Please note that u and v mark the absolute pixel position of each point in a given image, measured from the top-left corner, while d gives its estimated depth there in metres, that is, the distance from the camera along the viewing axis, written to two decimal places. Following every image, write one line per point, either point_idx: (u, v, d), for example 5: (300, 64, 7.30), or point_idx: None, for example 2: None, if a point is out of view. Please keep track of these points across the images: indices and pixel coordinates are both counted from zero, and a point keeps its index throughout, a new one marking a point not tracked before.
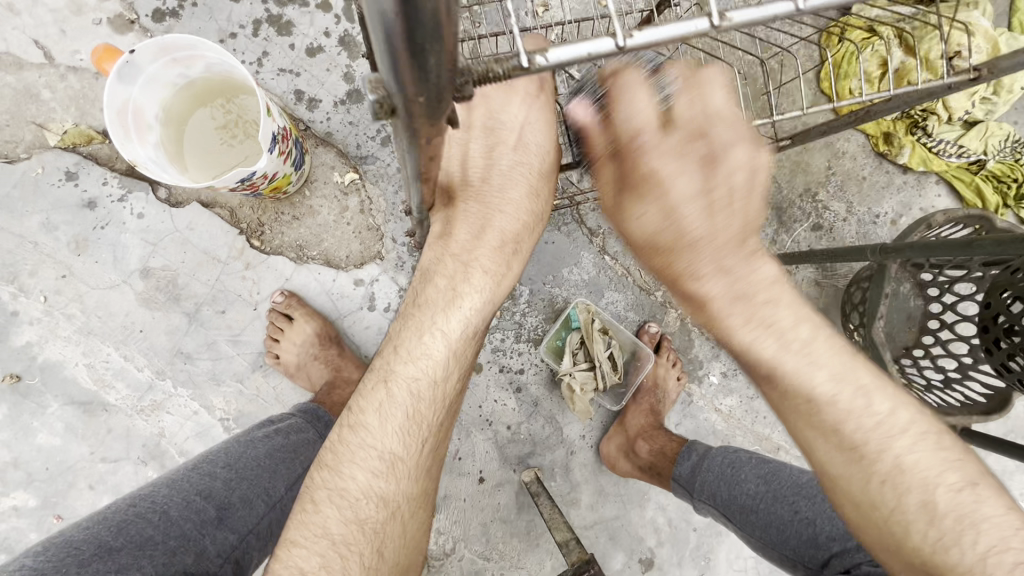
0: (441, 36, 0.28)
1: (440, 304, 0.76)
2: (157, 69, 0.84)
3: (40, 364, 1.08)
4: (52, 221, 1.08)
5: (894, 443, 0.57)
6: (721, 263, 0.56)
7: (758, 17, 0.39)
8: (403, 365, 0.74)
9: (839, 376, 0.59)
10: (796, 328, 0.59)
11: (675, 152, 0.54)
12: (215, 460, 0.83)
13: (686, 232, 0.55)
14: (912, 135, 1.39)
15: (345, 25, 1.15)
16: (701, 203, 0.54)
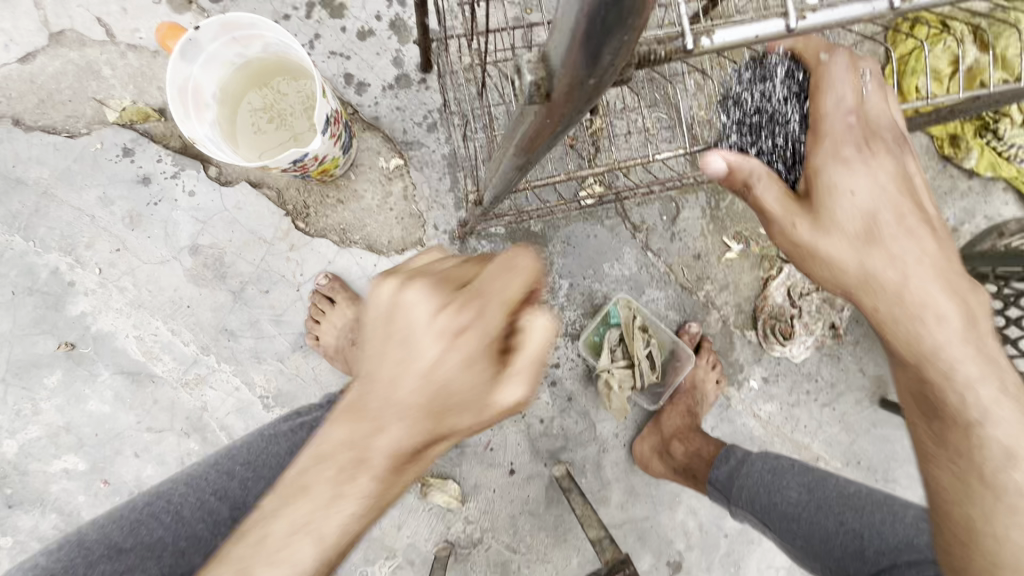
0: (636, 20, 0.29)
1: (320, 499, 0.52)
2: (217, 47, 0.85)
3: (93, 333, 1.12)
4: (109, 196, 1.11)
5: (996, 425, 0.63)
6: (904, 229, 0.63)
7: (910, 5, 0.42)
8: (300, 513, 0.52)
9: (981, 359, 0.63)
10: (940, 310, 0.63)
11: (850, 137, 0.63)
12: (235, 457, 0.83)
13: (845, 220, 0.63)
14: (980, 138, 1.31)
15: (396, 9, 1.15)
16: (879, 196, 0.63)
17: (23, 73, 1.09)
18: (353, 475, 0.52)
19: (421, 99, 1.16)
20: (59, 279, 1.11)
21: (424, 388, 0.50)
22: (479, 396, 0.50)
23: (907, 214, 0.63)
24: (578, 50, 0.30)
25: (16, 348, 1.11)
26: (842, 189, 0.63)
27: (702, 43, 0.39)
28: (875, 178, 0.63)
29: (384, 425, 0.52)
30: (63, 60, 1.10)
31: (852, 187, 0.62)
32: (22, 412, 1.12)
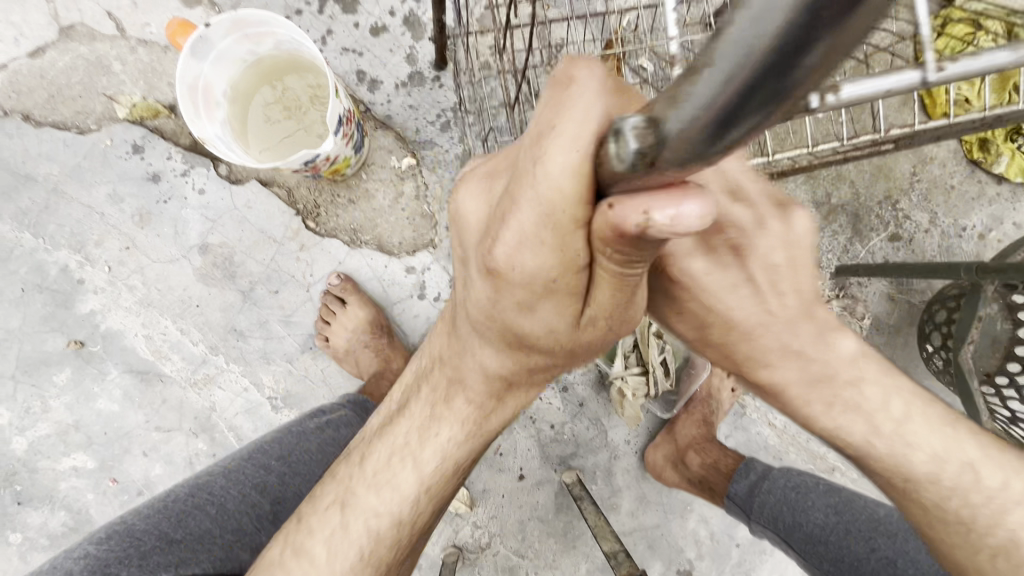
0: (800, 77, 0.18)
1: (437, 411, 0.66)
2: (227, 45, 0.83)
3: (103, 331, 1.11)
4: (118, 193, 1.10)
5: (1007, 516, 0.60)
6: (819, 337, 0.58)
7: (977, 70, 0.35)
8: (411, 452, 0.66)
9: (940, 455, 0.61)
10: (886, 409, 0.60)
11: (700, 252, 0.53)
12: (270, 451, 0.83)
13: (738, 324, 0.57)
14: (1011, 142, 1.28)
15: (411, 5, 1.12)
16: (760, 301, 0.55)
17: (33, 68, 1.08)
18: (449, 401, 0.65)
19: (435, 97, 1.13)
20: (69, 277, 1.10)
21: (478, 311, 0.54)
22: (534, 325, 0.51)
23: (774, 325, 0.57)
24: (718, 114, 0.20)
25: (26, 345, 1.11)
26: (692, 310, 0.57)
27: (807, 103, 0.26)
28: (750, 296, 0.55)
29: (480, 360, 0.60)
30: (73, 55, 1.08)
31: (711, 309, 0.56)
32: (32, 409, 1.11)
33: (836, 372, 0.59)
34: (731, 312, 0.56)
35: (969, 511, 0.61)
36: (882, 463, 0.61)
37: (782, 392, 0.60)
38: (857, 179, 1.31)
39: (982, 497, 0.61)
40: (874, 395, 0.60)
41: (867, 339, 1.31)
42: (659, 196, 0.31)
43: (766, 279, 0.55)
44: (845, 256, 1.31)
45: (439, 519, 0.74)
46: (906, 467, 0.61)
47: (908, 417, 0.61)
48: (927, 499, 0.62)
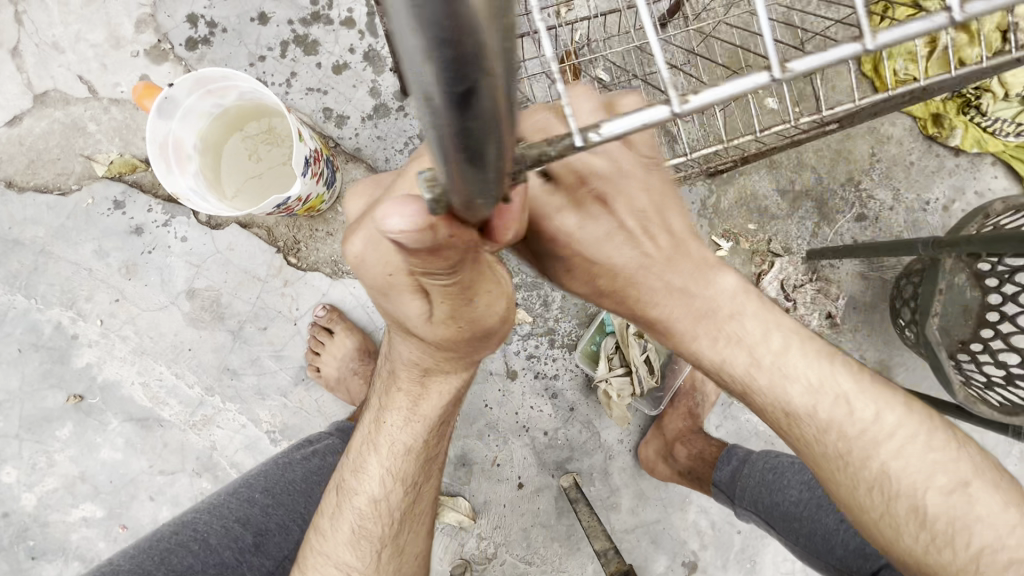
0: (506, 127, 0.20)
1: (389, 408, 0.74)
2: (193, 101, 0.87)
3: (100, 383, 1.14)
4: (104, 248, 1.14)
5: (882, 448, 0.63)
6: (692, 271, 0.68)
7: (728, 96, 0.33)
8: (376, 454, 0.76)
9: (815, 387, 0.65)
10: (767, 340, 0.67)
11: (571, 209, 0.64)
12: (254, 485, 0.84)
13: (616, 267, 0.67)
14: (965, 115, 1.30)
15: (369, 40, 1.16)
16: (617, 242, 0.66)
17: (12, 136, 1.12)
18: (389, 391, 0.74)
19: (401, 127, 1.17)
20: (63, 333, 1.14)
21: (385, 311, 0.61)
22: (415, 318, 0.56)
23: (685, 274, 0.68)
24: (458, 169, 0.22)
25: (27, 404, 1.14)
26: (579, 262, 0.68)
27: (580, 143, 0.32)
28: (629, 249, 0.67)
29: (401, 351, 0.67)
30: (49, 120, 1.12)
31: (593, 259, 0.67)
32: (37, 465, 1.14)
33: (706, 297, 0.68)
34: (613, 259, 0.67)
35: (848, 440, 0.64)
36: (764, 394, 0.67)
37: (669, 323, 0.70)
38: (819, 164, 1.34)
39: (857, 429, 0.64)
40: (754, 329, 0.68)
41: (845, 318, 1.34)
42: (394, 211, 0.39)
43: (634, 225, 0.66)
44: (815, 239, 1.34)
45: (404, 524, 0.78)
46: (781, 400, 0.66)
47: (788, 347, 0.67)
48: (808, 434, 0.66)
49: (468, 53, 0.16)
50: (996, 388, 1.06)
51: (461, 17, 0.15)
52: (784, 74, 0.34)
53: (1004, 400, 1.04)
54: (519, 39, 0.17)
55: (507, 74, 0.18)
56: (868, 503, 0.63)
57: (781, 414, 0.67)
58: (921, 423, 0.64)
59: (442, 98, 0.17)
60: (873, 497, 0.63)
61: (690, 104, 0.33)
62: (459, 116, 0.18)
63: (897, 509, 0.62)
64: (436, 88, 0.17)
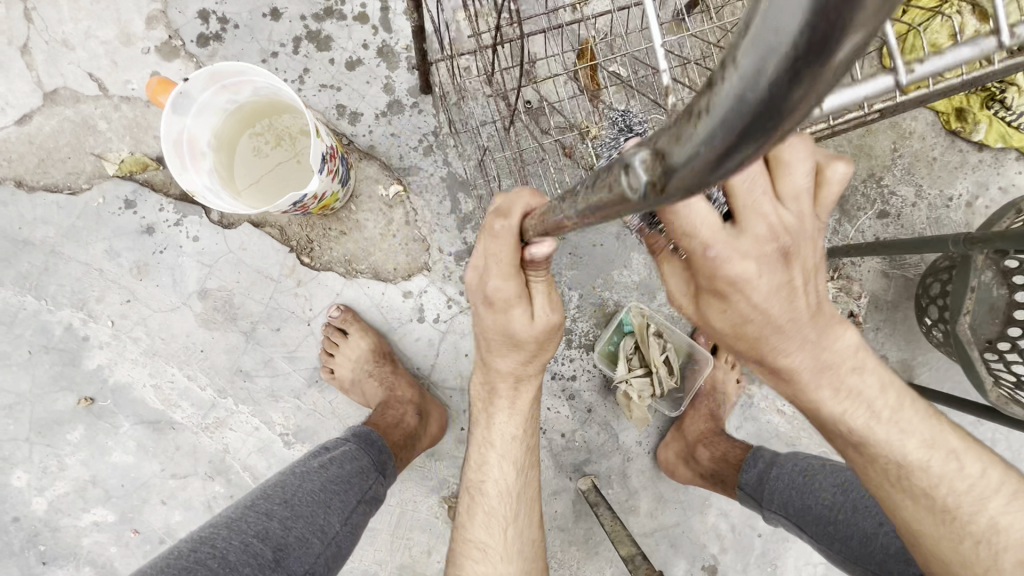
0: (778, 128, 0.21)
1: (501, 414, 0.78)
2: (208, 97, 0.85)
3: (111, 386, 1.13)
4: (114, 248, 1.12)
5: (988, 504, 0.61)
6: (824, 329, 0.57)
7: (849, 101, 0.39)
8: (496, 453, 0.80)
9: (929, 443, 0.62)
10: (883, 397, 0.61)
11: (752, 259, 0.50)
12: (271, 498, 0.81)
13: (774, 319, 0.54)
14: (988, 109, 1.27)
15: (383, 36, 1.14)
16: (782, 292, 0.53)
17: (22, 134, 1.10)
18: (490, 400, 0.78)
19: (415, 124, 1.16)
20: (73, 334, 1.12)
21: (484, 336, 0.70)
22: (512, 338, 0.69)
23: (816, 320, 0.56)
24: (705, 162, 0.22)
25: (37, 407, 1.12)
26: (741, 305, 0.53)
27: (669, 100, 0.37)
28: (789, 307, 0.54)
29: (498, 366, 0.73)
30: (59, 118, 1.11)
31: (755, 306, 0.53)
32: (48, 469, 1.13)
33: (837, 362, 0.58)
34: (771, 311, 0.53)
35: (956, 498, 0.61)
36: (875, 446, 0.62)
37: (793, 375, 0.59)
38: None
39: (966, 485, 0.62)
40: (871, 384, 0.60)
41: (867, 317, 1.32)
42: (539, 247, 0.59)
43: (803, 277, 0.53)
44: (835, 237, 1.32)
45: (529, 509, 0.83)
46: (895, 453, 0.61)
47: (903, 407, 0.62)
48: (914, 486, 0.62)
49: (829, 16, 0.16)
50: None
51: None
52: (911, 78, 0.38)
53: None
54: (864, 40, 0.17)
55: (830, 80, 0.19)
56: (971, 556, 0.60)
57: (892, 467, 0.62)
58: (1015, 482, 0.63)
59: (772, 76, 0.18)
60: (978, 551, 0.60)
61: (834, 101, 0.40)
62: (777, 93, 0.18)
63: (1003, 563, 0.59)
64: (770, 70, 0.18)
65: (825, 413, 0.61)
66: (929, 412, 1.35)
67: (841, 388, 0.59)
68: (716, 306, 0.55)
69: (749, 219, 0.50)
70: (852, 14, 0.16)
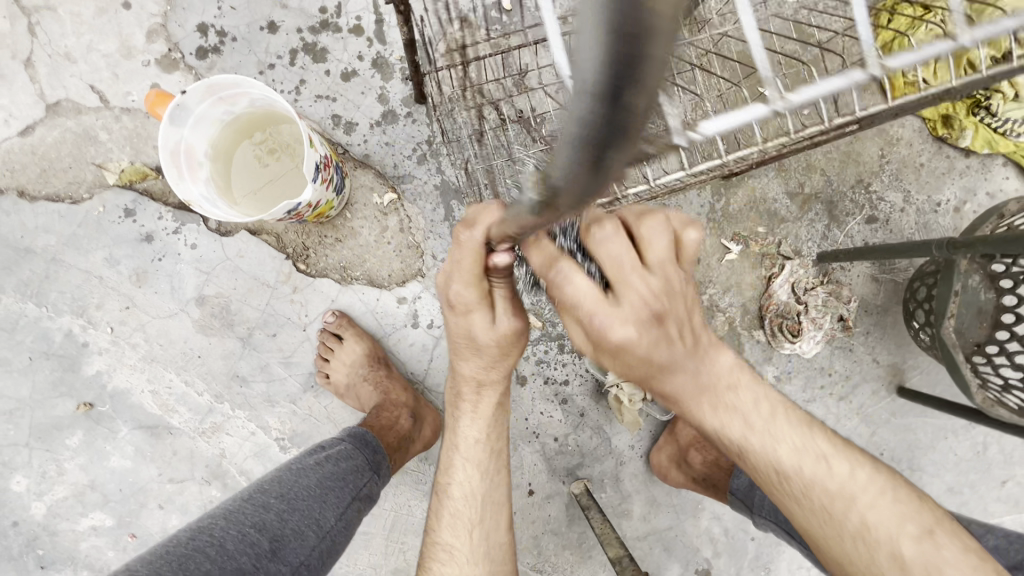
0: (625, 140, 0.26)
1: (466, 418, 0.80)
2: (204, 108, 0.87)
3: (110, 391, 1.14)
4: (114, 256, 1.14)
5: (857, 501, 0.65)
6: (704, 356, 0.63)
7: (727, 125, 0.54)
8: (462, 456, 0.82)
9: (800, 448, 0.66)
10: (757, 408, 0.65)
11: (632, 323, 0.58)
12: (269, 491, 0.83)
13: (657, 362, 0.60)
14: (974, 116, 1.28)
15: (378, 47, 1.17)
16: (652, 340, 0.59)
17: (25, 145, 1.13)
18: (457, 402, 0.80)
19: (410, 133, 1.18)
20: (74, 341, 1.14)
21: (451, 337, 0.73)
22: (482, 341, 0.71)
23: (692, 354, 0.62)
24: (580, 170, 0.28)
25: (37, 412, 1.14)
26: (611, 357, 0.62)
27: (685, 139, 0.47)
28: (666, 350, 0.60)
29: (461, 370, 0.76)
30: (61, 129, 1.13)
31: (638, 359, 0.60)
32: (48, 473, 1.14)
33: (721, 382, 0.64)
34: (654, 360, 0.60)
35: (829, 499, 0.65)
36: (754, 456, 0.65)
37: (675, 394, 0.64)
38: (828, 167, 1.34)
39: (835, 486, 0.65)
40: (749, 398, 0.65)
41: (857, 321, 1.33)
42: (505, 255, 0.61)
43: (677, 329, 0.60)
44: (824, 242, 1.33)
45: (498, 510, 0.84)
46: (770, 459, 0.65)
47: (775, 415, 0.66)
48: (795, 491, 0.65)
49: (624, 58, 0.21)
50: (1014, 391, 1.06)
51: (634, 33, 0.20)
52: (780, 106, 0.54)
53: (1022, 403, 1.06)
54: (660, 73, 0.23)
55: (652, 94, 0.24)
56: (854, 555, 0.64)
57: (772, 474, 0.65)
58: (886, 480, 0.66)
59: (597, 99, 0.23)
60: (859, 550, 0.64)
61: (711, 129, 0.54)
62: (604, 117, 0.24)
63: (879, 558, 0.63)
64: (595, 93, 0.23)
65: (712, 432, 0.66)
66: (921, 416, 1.36)
67: (721, 404, 0.64)
68: (609, 357, 0.62)
69: (624, 291, 0.58)
70: (641, 42, 0.20)
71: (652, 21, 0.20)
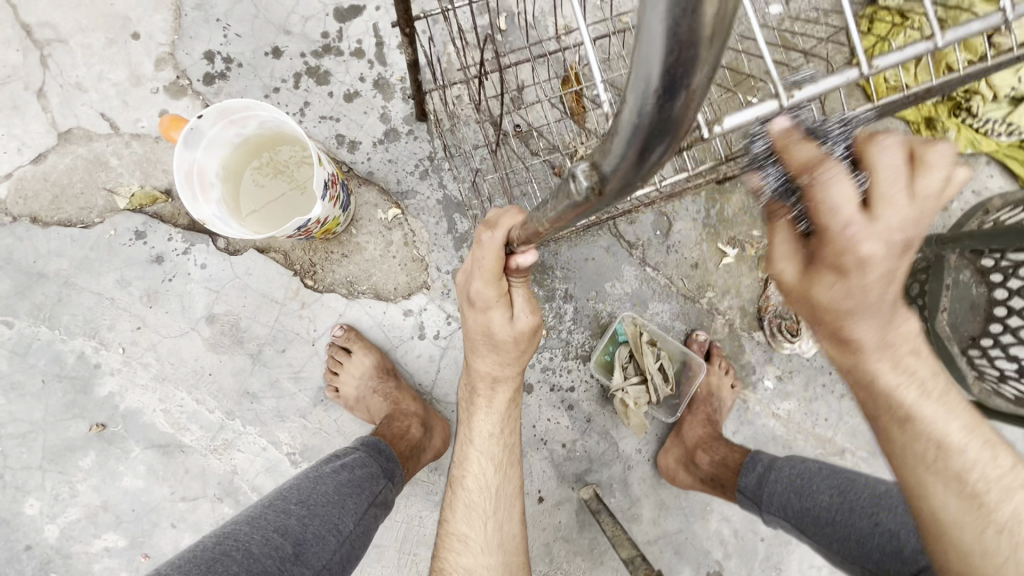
0: (670, 134, 0.30)
1: (483, 411, 0.84)
2: (217, 131, 0.90)
3: (122, 411, 1.16)
4: (125, 277, 1.16)
5: (1013, 494, 0.59)
6: (897, 313, 0.56)
7: (744, 120, 0.49)
8: (478, 447, 0.84)
9: (970, 428, 0.60)
10: (934, 380, 0.59)
11: (880, 239, 0.49)
12: (289, 497, 0.84)
13: (867, 295, 0.52)
14: (956, 117, 1.34)
15: (379, 69, 1.21)
16: (882, 269, 0.51)
17: (37, 173, 1.16)
18: (473, 394, 0.84)
19: (412, 150, 1.22)
20: (85, 362, 1.16)
21: (469, 335, 0.77)
22: (501, 337, 0.74)
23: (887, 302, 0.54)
24: (629, 163, 0.32)
25: (50, 435, 1.15)
26: (832, 283, 0.53)
27: (714, 131, 0.48)
28: (883, 292, 0.53)
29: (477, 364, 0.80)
30: (72, 156, 1.16)
31: (852, 288, 0.52)
32: (60, 496, 1.15)
33: (902, 345, 0.58)
34: (869, 293, 0.52)
35: (985, 485, 0.58)
36: (920, 425, 0.59)
37: (859, 344, 0.57)
38: None
39: (992, 472, 0.59)
40: (926, 368, 0.59)
41: None
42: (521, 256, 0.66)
43: (901, 268, 0.52)
44: None
45: (507, 506, 0.83)
46: (937, 431, 0.59)
47: (949, 391, 0.60)
48: (944, 472, 0.59)
49: (683, 61, 0.26)
50: (1009, 381, 1.08)
51: (691, 33, 0.25)
52: (788, 102, 0.50)
53: (1018, 392, 1.07)
54: (710, 73, 0.28)
55: (697, 90, 0.28)
56: (993, 546, 0.57)
57: (932, 445, 0.59)
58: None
59: (655, 91, 0.27)
60: (1000, 542, 0.57)
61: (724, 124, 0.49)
62: (662, 108, 0.28)
63: (1021, 555, 0.57)
64: (655, 85, 0.27)
65: (879, 393, 0.59)
66: None
67: (897, 363, 0.58)
68: (829, 279, 0.53)
69: (885, 209, 0.49)
70: (693, 48, 0.26)
71: (702, 24, 0.25)
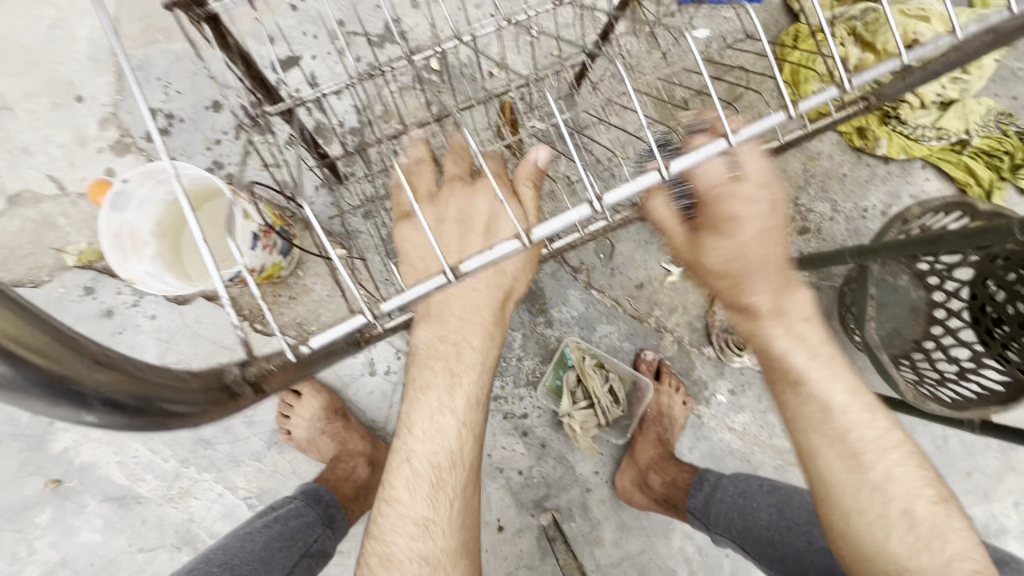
0: (159, 391, 0.52)
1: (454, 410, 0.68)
2: (145, 193, 0.94)
3: (77, 466, 1.17)
4: (76, 333, 1.18)
5: (888, 456, 0.66)
6: (786, 279, 0.65)
7: (483, 262, 0.50)
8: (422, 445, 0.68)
9: (852, 390, 0.67)
10: (823, 345, 0.67)
11: (754, 195, 0.60)
12: (212, 560, 0.84)
13: (744, 241, 0.61)
14: (886, 126, 1.40)
15: (318, 116, 1.25)
16: (755, 230, 0.61)
17: None
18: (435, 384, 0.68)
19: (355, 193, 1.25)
20: (39, 420, 1.17)
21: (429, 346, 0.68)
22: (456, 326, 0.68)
23: (778, 268, 0.64)
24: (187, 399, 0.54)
25: (6, 494, 1.16)
26: (716, 242, 0.62)
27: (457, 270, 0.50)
28: (770, 266, 0.63)
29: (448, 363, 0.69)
30: (21, 219, 1.20)
31: (733, 238, 0.61)
32: (19, 554, 1.16)
33: (794, 311, 0.66)
34: (752, 247, 0.62)
35: (863, 445, 0.66)
36: (809, 386, 0.66)
37: (757, 304, 0.64)
38: None
39: (876, 435, 0.66)
40: (817, 335, 0.67)
41: None
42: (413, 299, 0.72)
43: (778, 223, 0.62)
44: None
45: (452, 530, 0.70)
46: (822, 395, 0.66)
47: (835, 356, 0.68)
48: (834, 432, 0.66)
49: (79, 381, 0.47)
50: (947, 384, 1.11)
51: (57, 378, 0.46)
52: (529, 240, 0.51)
53: (956, 396, 1.09)
54: (111, 371, 0.49)
55: (112, 380, 0.49)
56: (867, 504, 0.65)
57: (818, 411, 0.66)
58: (908, 444, 0.68)
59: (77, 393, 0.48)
60: (873, 498, 0.65)
61: (461, 268, 0.50)
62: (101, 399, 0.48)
63: (892, 511, 0.64)
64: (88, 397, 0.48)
65: (776, 360, 0.67)
66: None
67: (792, 326, 0.66)
68: (707, 230, 0.62)
69: (749, 177, 0.60)
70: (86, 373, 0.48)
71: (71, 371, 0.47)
